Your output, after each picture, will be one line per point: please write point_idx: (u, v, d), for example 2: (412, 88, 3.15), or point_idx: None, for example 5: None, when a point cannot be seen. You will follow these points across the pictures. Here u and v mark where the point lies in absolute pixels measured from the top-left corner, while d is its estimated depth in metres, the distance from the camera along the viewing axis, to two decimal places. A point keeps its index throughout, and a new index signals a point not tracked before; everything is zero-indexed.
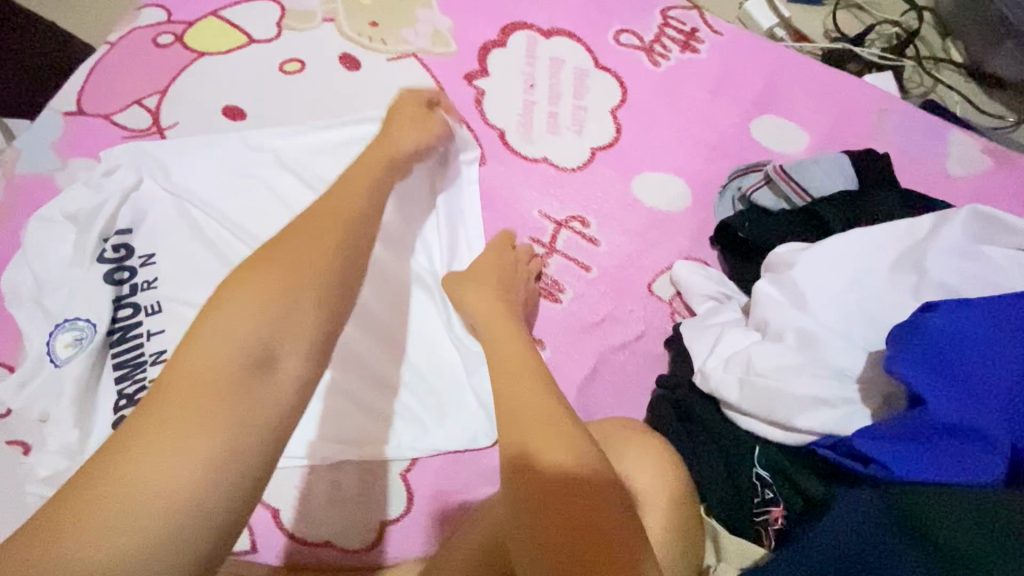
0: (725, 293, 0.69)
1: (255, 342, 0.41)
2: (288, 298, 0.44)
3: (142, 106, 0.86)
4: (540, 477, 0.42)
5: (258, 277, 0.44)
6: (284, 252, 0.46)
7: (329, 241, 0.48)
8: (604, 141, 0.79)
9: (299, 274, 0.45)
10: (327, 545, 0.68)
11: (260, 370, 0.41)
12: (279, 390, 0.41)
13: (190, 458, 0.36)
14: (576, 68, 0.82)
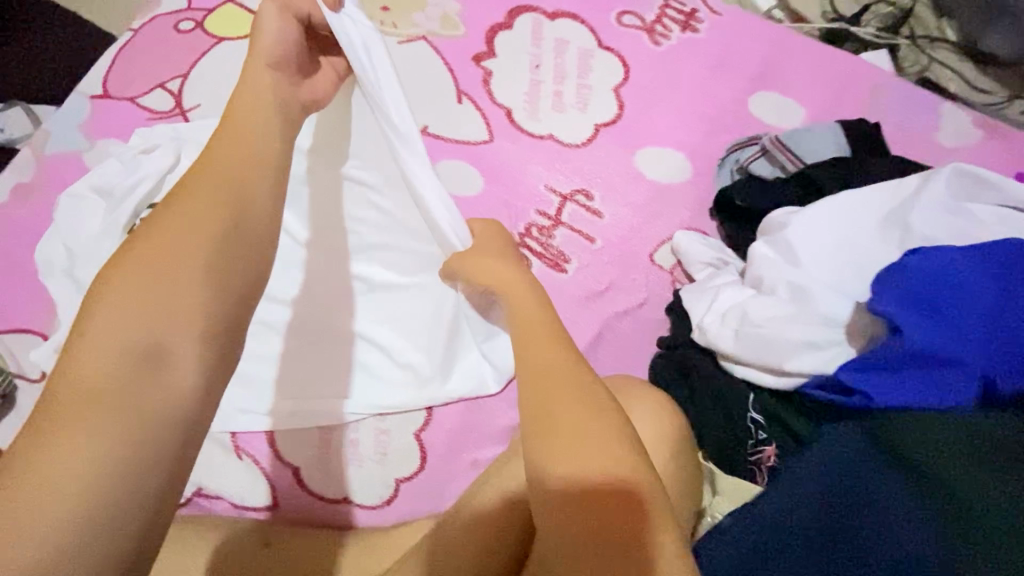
0: (723, 260, 0.72)
1: (145, 335, 0.38)
2: (173, 282, 0.40)
3: (165, 89, 0.90)
4: (551, 435, 0.44)
5: (143, 262, 0.40)
6: (174, 216, 0.42)
7: (226, 199, 0.44)
8: (608, 118, 0.82)
9: (184, 256, 0.40)
10: (342, 502, 0.73)
11: (153, 364, 0.37)
12: (176, 383, 0.37)
13: (86, 466, 0.34)
14: (580, 48, 0.85)
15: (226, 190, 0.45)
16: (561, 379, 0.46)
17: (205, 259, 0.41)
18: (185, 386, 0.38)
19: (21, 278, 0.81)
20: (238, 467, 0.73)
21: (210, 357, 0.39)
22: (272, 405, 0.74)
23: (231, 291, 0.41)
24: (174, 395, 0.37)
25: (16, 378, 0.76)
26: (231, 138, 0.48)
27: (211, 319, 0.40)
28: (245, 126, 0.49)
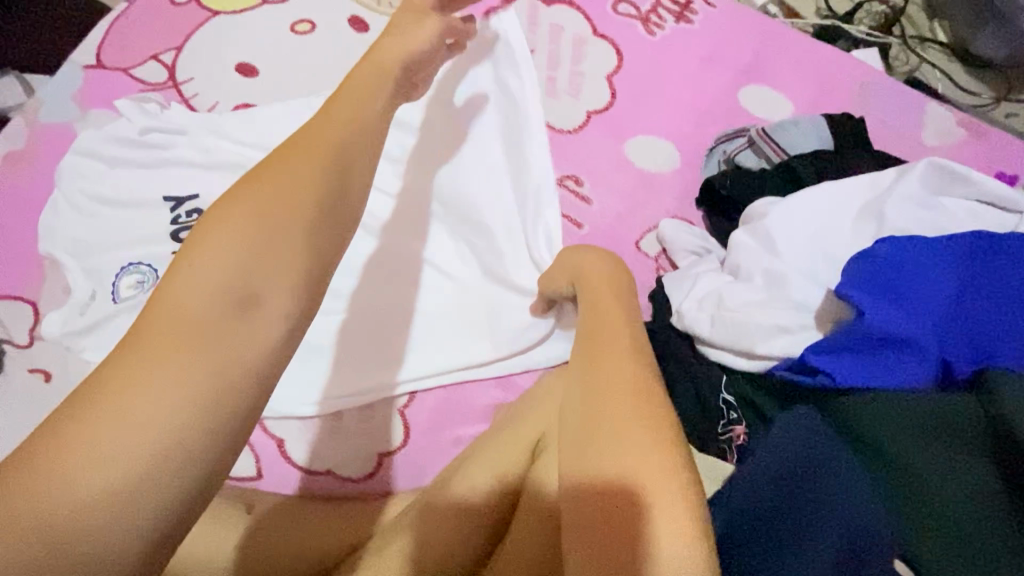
0: (706, 248, 0.73)
1: (241, 279, 0.34)
2: (274, 229, 0.35)
3: (159, 61, 0.89)
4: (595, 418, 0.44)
5: (244, 204, 0.36)
6: (289, 164, 0.38)
7: (334, 155, 0.39)
8: (600, 105, 0.83)
9: (286, 201, 0.36)
10: (327, 474, 0.75)
11: (245, 311, 0.33)
12: (264, 334, 0.33)
13: (165, 408, 0.29)
14: (575, 35, 0.86)
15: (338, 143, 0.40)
16: (618, 371, 0.46)
17: (310, 208, 0.37)
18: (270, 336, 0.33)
19: (10, 245, 0.82)
20: None
21: (299, 312, 0.35)
22: None
23: (323, 247, 0.37)
24: (260, 350, 0.33)
25: (4, 344, 0.77)
26: (346, 100, 0.45)
27: (308, 269, 0.36)
28: (359, 90, 0.46)
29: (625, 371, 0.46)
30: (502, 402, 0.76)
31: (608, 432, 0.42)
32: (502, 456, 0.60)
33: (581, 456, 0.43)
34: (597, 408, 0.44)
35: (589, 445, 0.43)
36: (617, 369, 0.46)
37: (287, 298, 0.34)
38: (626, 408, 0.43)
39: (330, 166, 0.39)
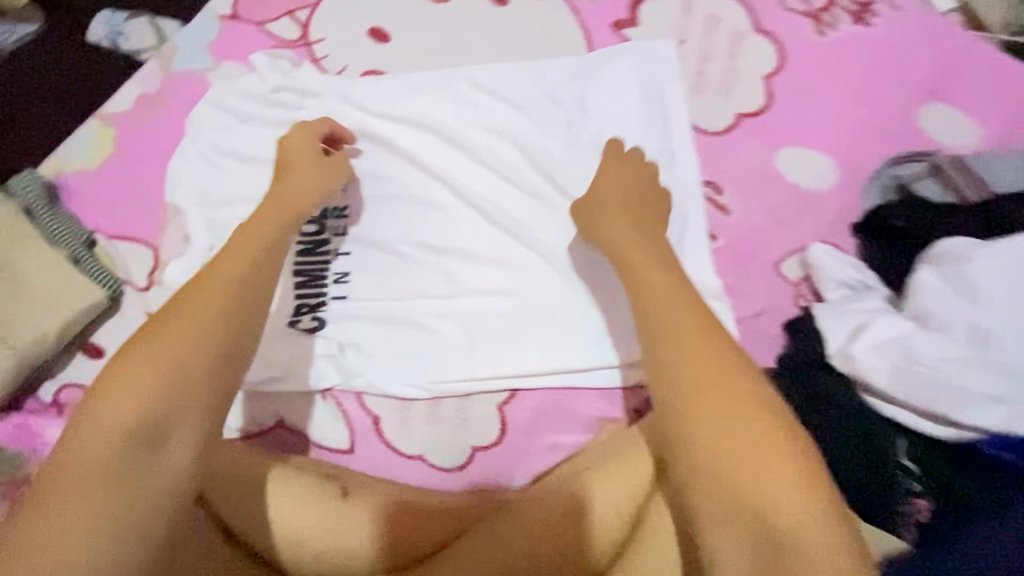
0: (863, 283, 0.66)
1: (146, 420, 0.43)
2: (182, 371, 0.45)
3: (293, 17, 0.88)
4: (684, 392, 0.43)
5: (157, 352, 0.45)
6: (192, 308, 0.48)
7: (224, 292, 0.50)
8: (752, 108, 0.75)
9: (191, 352, 0.46)
10: (417, 459, 0.73)
11: (151, 449, 0.42)
12: (171, 468, 0.43)
13: (82, 541, 0.38)
14: (732, 28, 0.78)
15: (233, 270, 0.52)
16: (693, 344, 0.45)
17: (210, 362, 0.46)
18: (177, 469, 0.43)
19: (137, 188, 0.83)
20: (323, 406, 0.75)
21: (199, 449, 0.45)
22: (365, 349, 0.75)
23: (227, 378, 0.47)
24: (168, 480, 0.42)
25: (123, 283, 0.79)
26: (241, 244, 0.56)
27: (211, 408, 0.46)
28: (258, 226, 0.59)
29: (703, 345, 0.45)
30: (606, 416, 0.71)
31: (716, 410, 0.42)
32: (619, 476, 0.54)
33: (685, 433, 0.42)
34: (691, 383, 0.43)
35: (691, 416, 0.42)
36: (700, 343, 0.45)
37: (192, 433, 0.44)
38: (718, 383, 0.43)
39: (233, 305, 0.50)
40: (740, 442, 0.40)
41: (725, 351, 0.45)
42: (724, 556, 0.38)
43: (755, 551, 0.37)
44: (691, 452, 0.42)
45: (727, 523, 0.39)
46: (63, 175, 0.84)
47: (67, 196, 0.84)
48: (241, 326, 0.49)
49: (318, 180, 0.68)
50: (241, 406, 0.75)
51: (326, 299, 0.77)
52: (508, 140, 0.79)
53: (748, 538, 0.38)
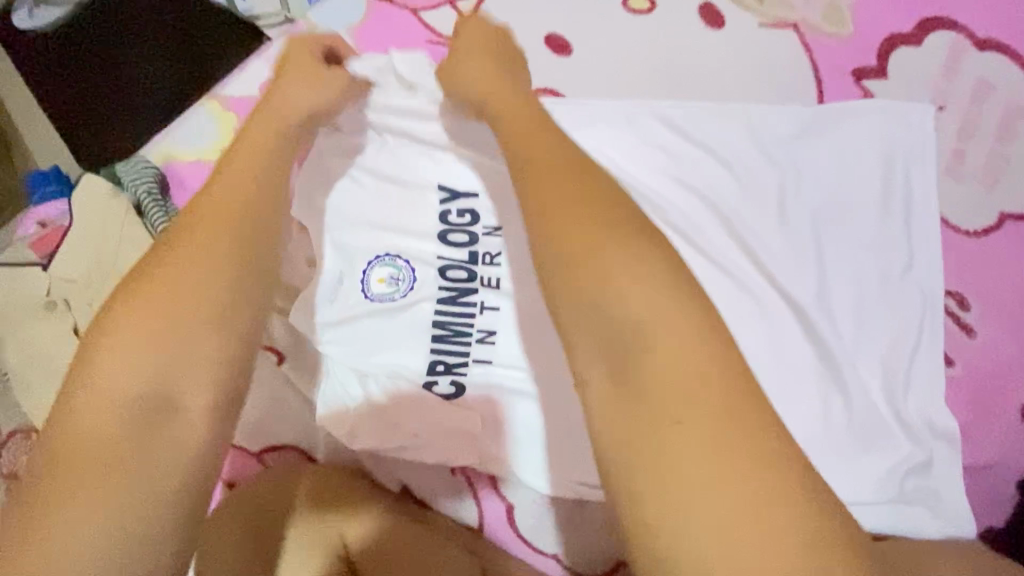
0: None
1: (150, 384, 0.36)
2: (183, 315, 0.38)
3: (454, 8, 0.73)
4: (605, 292, 0.33)
5: (156, 296, 0.38)
6: (185, 237, 0.40)
7: (225, 212, 0.42)
8: (1022, 209, 0.61)
9: (192, 299, 0.38)
10: (551, 557, 0.64)
11: (159, 418, 0.35)
12: (190, 435, 0.36)
13: (93, 528, 0.32)
14: (1009, 102, 0.63)
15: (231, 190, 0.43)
16: (620, 229, 0.35)
17: (218, 298, 0.39)
18: (195, 444, 0.36)
19: None
20: (449, 478, 0.65)
21: (221, 408, 0.37)
22: (508, 425, 0.64)
23: (242, 317, 0.39)
24: (190, 445, 0.36)
25: None
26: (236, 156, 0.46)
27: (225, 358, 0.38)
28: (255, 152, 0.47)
29: (622, 240, 0.35)
30: None
31: (589, 257, 0.34)
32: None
33: (569, 294, 0.34)
34: (564, 232, 0.35)
35: (596, 307, 0.33)
36: (626, 238, 0.35)
37: (208, 394, 0.37)
38: (607, 217, 0.36)
39: (237, 231, 0.41)
40: (601, 268, 0.34)
41: (575, 173, 0.38)
42: (601, 421, 0.31)
43: (619, 382, 0.32)
44: (565, 310, 0.34)
45: (586, 346, 0.33)
46: (173, 162, 0.73)
47: (175, 187, 0.72)
48: (244, 245, 0.41)
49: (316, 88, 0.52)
50: (363, 468, 0.67)
51: (467, 361, 0.66)
52: (701, 197, 0.65)
53: (606, 357, 0.32)
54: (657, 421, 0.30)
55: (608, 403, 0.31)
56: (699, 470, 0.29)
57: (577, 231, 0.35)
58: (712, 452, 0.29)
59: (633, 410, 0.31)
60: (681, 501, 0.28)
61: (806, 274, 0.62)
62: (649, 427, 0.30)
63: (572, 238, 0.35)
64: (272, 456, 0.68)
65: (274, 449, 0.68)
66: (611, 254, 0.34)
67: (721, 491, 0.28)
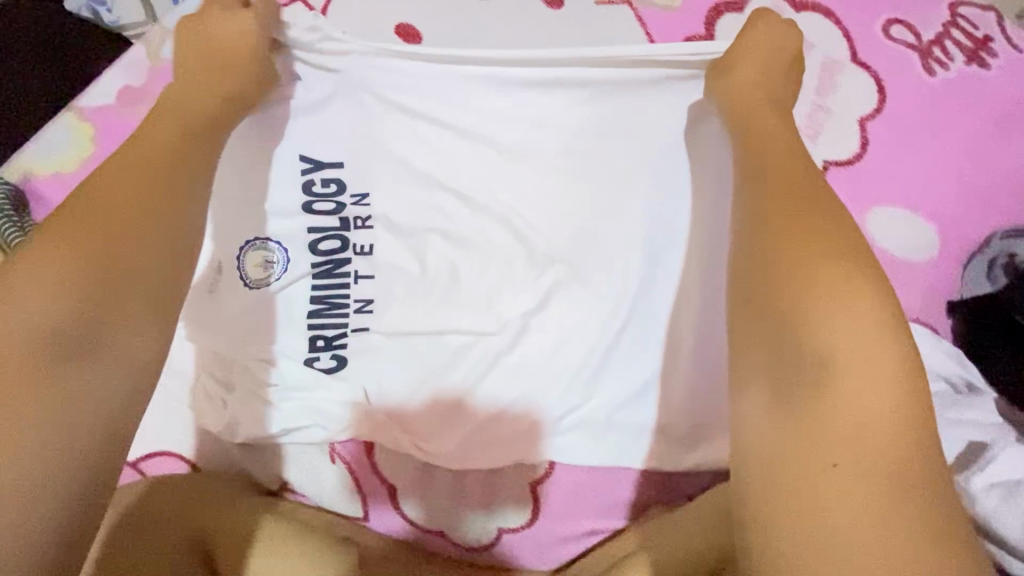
0: (966, 381, 0.56)
1: (73, 322, 0.39)
2: (111, 263, 0.42)
3: None
4: (801, 321, 0.39)
5: (80, 244, 0.41)
6: (110, 202, 0.44)
7: (150, 180, 0.47)
8: (844, 156, 0.65)
9: (117, 251, 0.42)
10: (439, 534, 0.66)
11: (75, 358, 0.38)
12: (112, 370, 0.39)
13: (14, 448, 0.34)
14: (826, 56, 0.66)
15: (144, 160, 0.48)
16: (825, 267, 0.41)
17: (146, 253, 0.44)
18: (115, 379, 0.39)
19: None
20: (330, 468, 0.66)
21: (143, 350, 0.42)
22: (381, 396, 0.66)
23: (165, 277, 0.45)
24: (111, 369, 0.39)
25: None
26: (162, 120, 0.52)
27: (150, 308, 0.43)
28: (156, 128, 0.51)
29: (836, 284, 0.40)
30: (651, 503, 0.63)
31: (780, 283, 0.41)
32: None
33: (751, 318, 0.42)
34: (775, 257, 0.43)
35: (784, 333, 0.40)
36: (841, 279, 0.40)
37: (128, 330, 0.41)
38: (825, 263, 0.41)
39: (149, 206, 0.45)
40: (805, 301, 0.40)
41: (831, 240, 0.42)
42: (750, 424, 0.39)
43: (781, 398, 0.38)
44: (746, 329, 0.42)
45: (756, 363, 0.41)
46: (31, 177, 0.72)
47: (35, 203, 0.72)
48: (170, 212, 0.46)
49: (208, 88, 0.55)
50: (244, 468, 0.67)
51: (345, 332, 0.67)
52: (553, 168, 0.66)
53: (771, 377, 0.39)
54: (814, 431, 0.36)
55: (767, 411, 0.38)
56: (842, 477, 0.34)
57: (785, 273, 0.42)
58: (867, 480, 0.34)
59: (795, 419, 0.37)
60: (817, 494, 0.34)
61: (660, 224, 0.64)
62: (804, 454, 0.36)
63: (784, 269, 0.42)
64: (158, 462, 0.68)
65: (152, 456, 0.68)
66: (814, 289, 0.40)
67: (866, 501, 0.33)
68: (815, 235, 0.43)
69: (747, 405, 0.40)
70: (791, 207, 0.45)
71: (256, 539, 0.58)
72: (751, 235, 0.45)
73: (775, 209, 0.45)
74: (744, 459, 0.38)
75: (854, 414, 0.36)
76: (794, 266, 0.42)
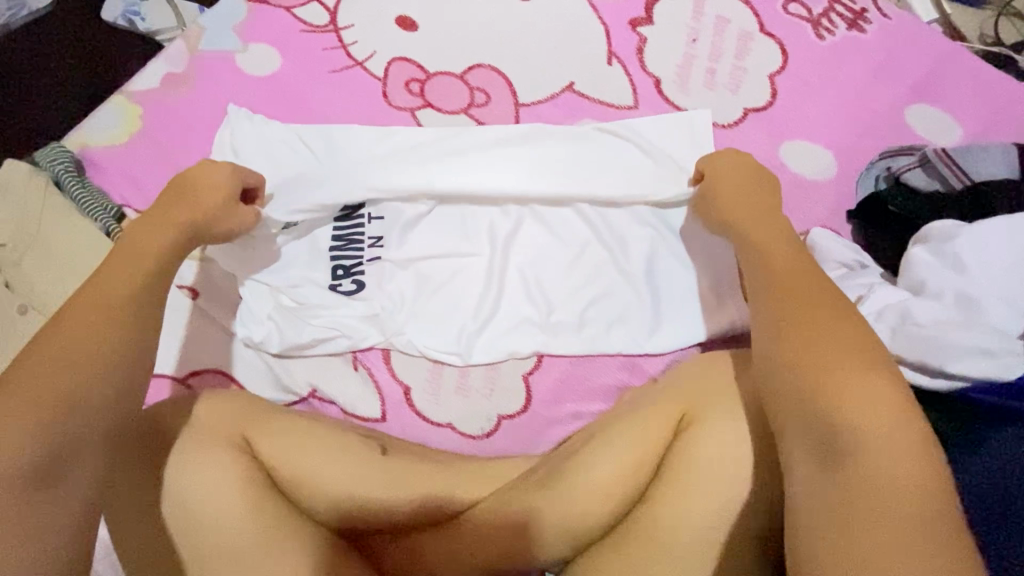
0: (860, 263, 0.70)
1: (39, 456, 0.45)
2: (76, 392, 0.47)
3: (321, 4, 0.90)
4: (830, 398, 0.47)
5: (50, 374, 0.47)
6: (83, 324, 0.50)
7: (118, 298, 0.53)
8: (759, 104, 0.81)
9: (84, 376, 0.48)
10: (448, 428, 0.78)
11: (45, 487, 0.45)
12: (70, 499, 0.46)
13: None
14: (740, 29, 0.84)
15: (117, 279, 0.54)
16: (842, 350, 0.49)
17: (108, 377, 0.49)
18: (74, 505, 0.46)
19: (160, 163, 0.84)
20: (353, 376, 0.78)
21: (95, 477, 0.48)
22: (392, 314, 0.78)
23: (124, 394, 0.50)
24: (70, 499, 0.46)
25: None
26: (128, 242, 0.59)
27: (109, 431, 0.49)
28: (138, 242, 0.59)
29: (851, 363, 0.48)
30: (625, 386, 0.77)
31: (810, 365, 0.49)
32: (648, 432, 0.67)
33: (783, 391, 0.50)
34: (794, 331, 0.51)
35: (819, 412, 0.47)
36: (857, 364, 0.48)
37: (86, 469, 0.47)
38: (838, 340, 0.49)
39: (128, 315, 0.52)
40: (826, 377, 0.48)
41: (845, 325, 0.50)
42: (803, 491, 0.47)
43: (827, 471, 0.46)
44: (783, 408, 0.50)
45: (802, 443, 0.48)
46: (87, 149, 0.85)
47: (91, 169, 0.84)
48: (136, 330, 0.52)
49: (169, 219, 0.62)
50: (276, 379, 0.78)
51: (361, 262, 0.80)
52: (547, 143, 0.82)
53: (817, 456, 0.47)
54: (856, 499, 0.44)
55: (816, 479, 0.46)
56: (884, 531, 0.42)
57: (807, 351, 0.50)
58: (903, 529, 0.42)
59: (840, 489, 0.45)
60: (859, 547, 0.42)
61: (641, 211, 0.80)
62: (849, 516, 0.44)
63: (807, 350, 0.50)
64: (197, 380, 0.77)
65: (196, 373, 0.77)
66: (838, 370, 0.48)
67: (903, 549, 0.41)
68: (814, 307, 0.52)
69: (799, 477, 0.48)
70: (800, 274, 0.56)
71: (296, 440, 0.69)
72: (770, 321, 0.53)
73: (782, 297, 0.54)
74: (802, 519, 0.47)
75: (889, 474, 0.44)
76: (807, 339, 0.50)
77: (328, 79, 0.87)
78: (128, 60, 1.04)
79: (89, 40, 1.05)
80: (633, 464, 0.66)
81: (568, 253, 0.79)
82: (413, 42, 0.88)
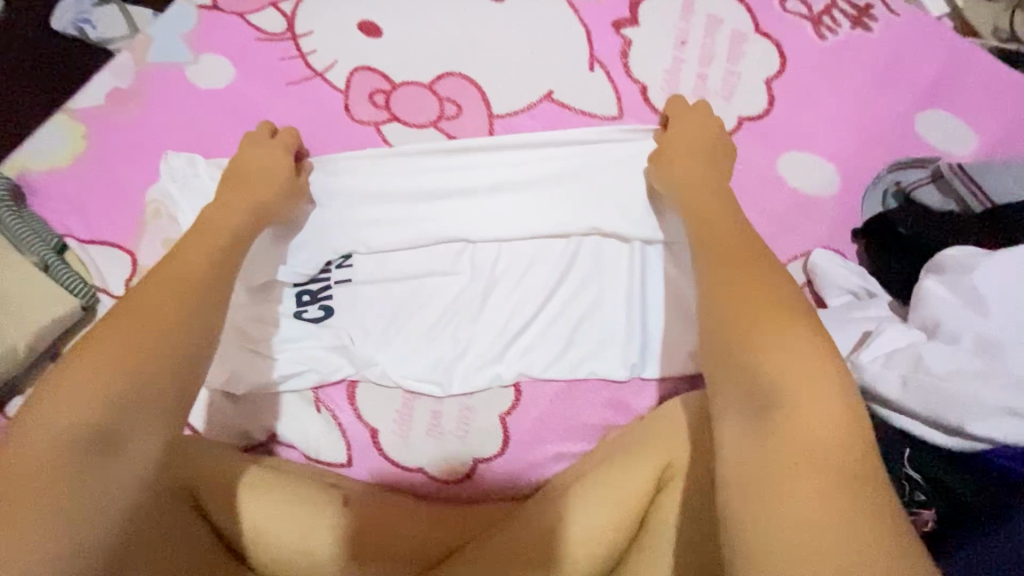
0: (865, 291, 0.64)
1: (105, 418, 0.45)
2: (151, 350, 0.48)
3: (278, 9, 0.83)
4: (758, 346, 0.44)
5: (128, 335, 0.48)
6: (165, 291, 0.53)
7: (197, 272, 0.56)
8: (755, 112, 0.74)
9: (158, 338, 0.49)
10: (419, 472, 0.72)
11: (102, 455, 0.44)
12: (128, 468, 0.46)
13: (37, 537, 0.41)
14: (733, 30, 0.77)
15: (203, 254, 0.58)
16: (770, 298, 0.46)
17: (177, 340, 0.50)
18: (131, 475, 0.46)
19: (105, 186, 0.78)
20: (316, 418, 0.72)
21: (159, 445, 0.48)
22: (357, 350, 0.72)
23: (195, 359, 0.51)
24: (127, 477, 0.46)
25: (99, 292, 0.75)
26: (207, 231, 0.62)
27: (174, 393, 0.49)
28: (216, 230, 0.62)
29: (779, 310, 0.46)
30: (610, 425, 0.71)
31: (741, 314, 0.46)
32: (633, 483, 0.60)
33: (716, 344, 0.46)
34: (726, 282, 0.49)
35: (748, 362, 0.44)
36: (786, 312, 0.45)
37: (146, 442, 0.47)
38: (767, 290, 0.47)
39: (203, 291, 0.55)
40: (760, 329, 0.45)
41: (771, 277, 0.49)
42: (731, 445, 0.42)
43: (754, 423, 0.42)
44: (716, 360, 0.46)
45: (730, 397, 0.44)
46: (27, 173, 0.78)
47: (30, 195, 0.78)
48: (212, 305, 0.54)
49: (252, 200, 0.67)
50: (236, 425, 0.72)
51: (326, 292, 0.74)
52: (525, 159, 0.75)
53: (744, 416, 0.42)
54: (780, 453, 0.39)
55: (743, 433, 0.42)
56: (807, 484, 0.38)
57: (744, 306, 0.47)
58: (822, 482, 0.37)
59: (766, 441, 0.40)
60: (784, 515, 0.37)
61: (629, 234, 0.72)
62: (769, 467, 0.39)
63: (741, 298, 0.47)
64: None
65: None
66: (766, 314, 0.45)
67: (824, 506, 0.36)
68: (744, 258, 0.51)
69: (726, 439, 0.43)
70: (738, 235, 0.54)
71: (246, 485, 0.63)
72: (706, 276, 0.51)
73: (730, 265, 0.50)
74: (726, 479, 0.41)
75: (811, 425, 0.40)
76: (741, 292, 0.48)
77: (286, 91, 0.81)
78: (76, 72, 0.97)
79: (36, 51, 0.98)
80: (616, 518, 0.59)
81: (545, 280, 0.73)
82: (379, 49, 0.81)
